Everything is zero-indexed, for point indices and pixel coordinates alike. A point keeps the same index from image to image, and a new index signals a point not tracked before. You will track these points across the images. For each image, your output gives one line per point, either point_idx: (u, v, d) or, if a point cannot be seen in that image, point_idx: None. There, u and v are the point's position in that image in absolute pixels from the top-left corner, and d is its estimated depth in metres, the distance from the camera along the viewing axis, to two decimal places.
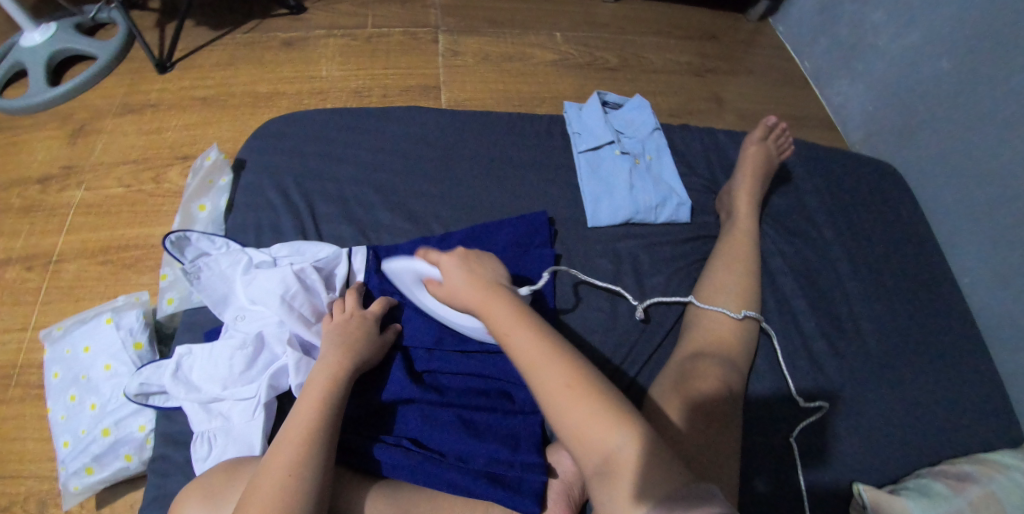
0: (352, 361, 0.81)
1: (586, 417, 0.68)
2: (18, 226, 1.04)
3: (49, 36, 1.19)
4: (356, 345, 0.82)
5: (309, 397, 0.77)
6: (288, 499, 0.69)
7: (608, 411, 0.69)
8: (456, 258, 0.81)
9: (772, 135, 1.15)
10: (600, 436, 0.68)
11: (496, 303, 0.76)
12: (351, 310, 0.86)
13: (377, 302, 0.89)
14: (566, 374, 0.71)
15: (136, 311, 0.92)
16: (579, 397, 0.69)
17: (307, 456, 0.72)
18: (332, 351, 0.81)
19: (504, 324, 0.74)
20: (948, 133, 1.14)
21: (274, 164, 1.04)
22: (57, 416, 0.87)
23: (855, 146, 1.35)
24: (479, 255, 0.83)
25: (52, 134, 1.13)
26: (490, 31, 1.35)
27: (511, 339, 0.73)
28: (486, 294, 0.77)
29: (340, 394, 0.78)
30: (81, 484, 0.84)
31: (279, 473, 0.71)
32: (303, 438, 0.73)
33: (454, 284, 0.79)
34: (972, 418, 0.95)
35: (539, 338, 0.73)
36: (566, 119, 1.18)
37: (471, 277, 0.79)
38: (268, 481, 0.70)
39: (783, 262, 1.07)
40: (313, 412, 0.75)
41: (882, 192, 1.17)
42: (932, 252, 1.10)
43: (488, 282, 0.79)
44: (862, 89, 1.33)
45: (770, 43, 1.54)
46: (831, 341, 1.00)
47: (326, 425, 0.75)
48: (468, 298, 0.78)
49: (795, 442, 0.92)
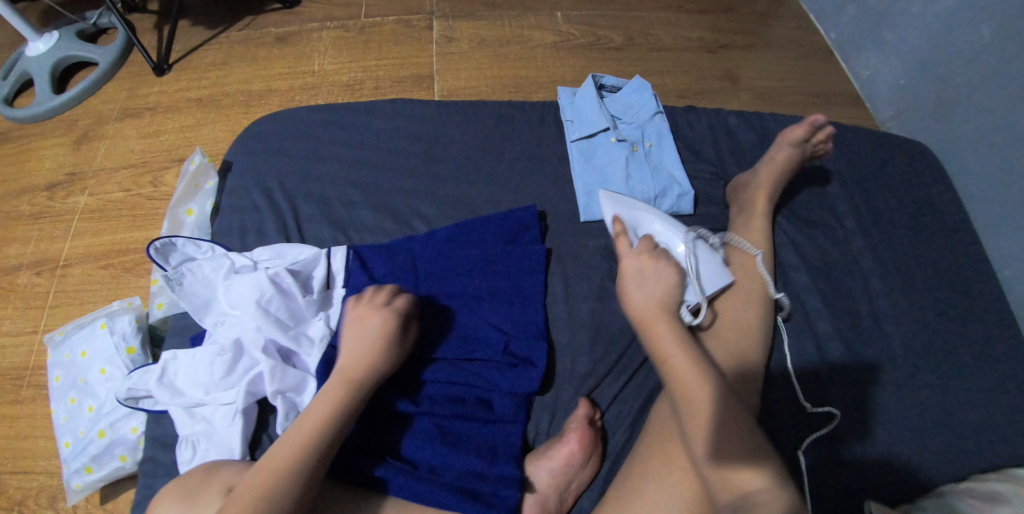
0: (368, 368, 0.78)
1: (734, 454, 0.68)
2: (29, 233, 1.08)
3: (52, 44, 1.20)
4: (372, 348, 0.79)
5: (323, 402, 0.75)
6: (268, 496, 0.68)
7: (751, 451, 0.68)
8: (634, 267, 0.86)
9: (818, 137, 1.02)
10: (743, 474, 0.67)
11: (660, 324, 0.81)
12: (382, 304, 0.83)
13: (403, 299, 0.84)
14: (717, 409, 0.72)
15: (129, 316, 0.94)
16: (728, 436, 0.70)
17: (301, 463, 0.70)
18: (354, 359, 0.79)
19: (668, 347, 0.78)
20: (990, 111, 1.04)
21: (258, 165, 1.03)
22: (59, 417, 0.91)
23: (886, 124, 1.23)
24: (660, 253, 0.87)
25: (58, 141, 1.15)
26: (488, 14, 1.28)
27: (672, 361, 0.77)
28: (657, 314, 0.82)
29: (349, 402, 0.76)
30: (82, 483, 0.88)
31: (267, 470, 0.70)
32: (305, 442, 0.72)
33: (630, 293, 0.85)
34: (1004, 425, 0.89)
35: (699, 372, 0.75)
36: (560, 107, 1.11)
37: (646, 293, 0.84)
38: (257, 473, 0.70)
39: (796, 256, 1.00)
40: (322, 416, 0.74)
41: (914, 178, 1.08)
42: (967, 243, 1.02)
43: (661, 300, 0.83)
44: (894, 60, 1.21)
45: (793, 12, 1.41)
46: (847, 342, 0.94)
47: (326, 431, 0.73)
48: (640, 312, 0.83)
49: (803, 455, 0.86)
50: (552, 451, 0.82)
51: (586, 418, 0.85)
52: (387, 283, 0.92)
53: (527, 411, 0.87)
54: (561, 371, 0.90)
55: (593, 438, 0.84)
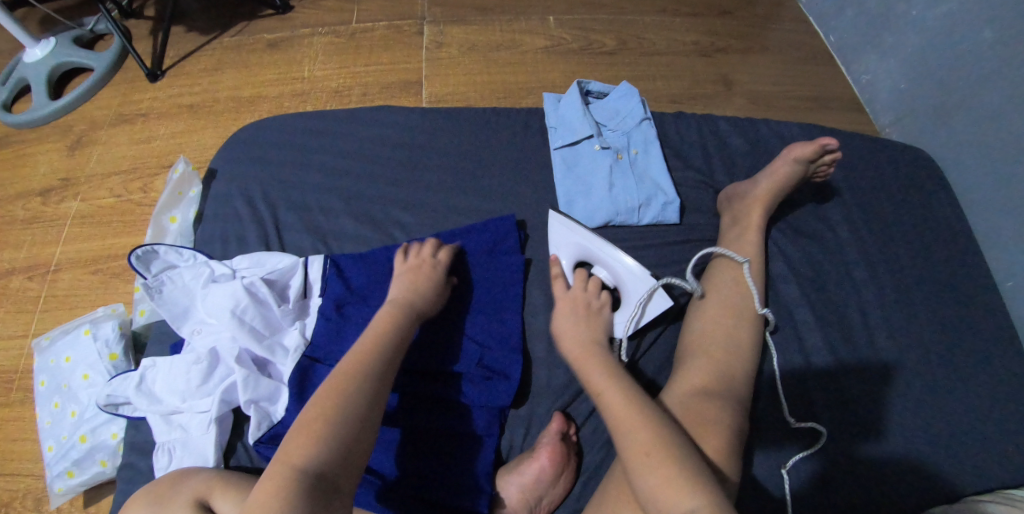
0: (419, 301, 0.84)
1: (665, 481, 0.67)
2: (22, 238, 1.10)
3: (49, 50, 1.22)
4: (424, 287, 0.85)
5: (380, 318, 0.80)
6: (348, 388, 0.70)
7: (682, 477, 0.67)
8: (564, 308, 0.87)
9: (825, 159, 0.98)
10: (676, 502, 0.66)
11: (591, 362, 0.80)
12: (427, 255, 0.90)
13: (445, 249, 0.91)
14: (648, 438, 0.71)
15: (112, 323, 0.95)
16: (659, 464, 0.69)
17: (369, 357, 0.74)
18: (402, 292, 0.84)
19: (597, 384, 0.78)
20: (991, 116, 1.00)
21: (242, 173, 1.04)
22: (43, 422, 0.92)
23: (886, 130, 1.20)
24: (591, 298, 0.88)
25: (53, 146, 1.17)
26: (478, 19, 1.28)
27: (603, 398, 0.76)
28: (587, 352, 0.82)
29: (406, 321, 0.80)
30: (64, 486, 0.89)
31: (342, 371, 0.72)
32: (370, 343, 0.76)
33: (562, 333, 0.85)
34: (1000, 444, 0.85)
35: (628, 402, 0.74)
36: (545, 113, 1.10)
37: (576, 333, 0.84)
38: (336, 372, 0.72)
39: (785, 267, 0.97)
40: (384, 324, 0.79)
41: (912, 186, 1.04)
42: (967, 254, 0.98)
43: (590, 340, 0.83)
44: (894, 63, 1.17)
45: (794, 14, 1.38)
46: (838, 357, 0.91)
47: (391, 341, 0.77)
48: (570, 353, 0.83)
49: (786, 474, 0.83)
50: (522, 467, 0.82)
51: (558, 433, 0.83)
52: (363, 293, 0.92)
53: (501, 425, 0.86)
54: (535, 384, 0.90)
55: (565, 454, 0.82)
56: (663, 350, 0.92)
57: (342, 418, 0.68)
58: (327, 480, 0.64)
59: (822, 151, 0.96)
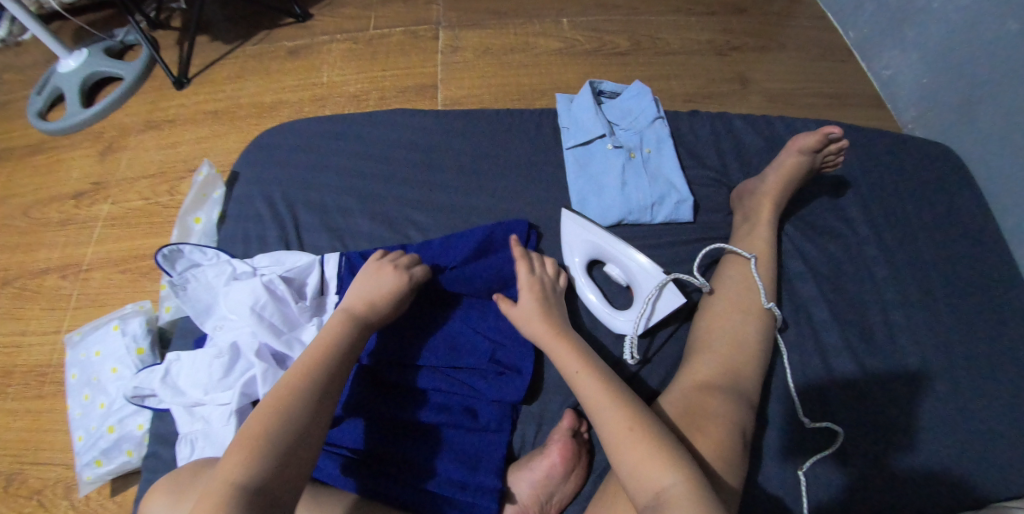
0: (374, 314, 0.82)
1: (644, 458, 0.70)
2: (56, 239, 1.15)
3: (82, 61, 1.27)
4: (382, 301, 0.83)
5: (356, 291, 0.84)
6: (288, 404, 0.72)
7: (662, 453, 0.70)
8: (530, 299, 0.85)
9: (830, 148, 0.97)
10: (657, 476, 0.69)
11: (564, 343, 0.81)
12: (401, 266, 0.87)
13: (421, 267, 0.89)
14: (625, 416, 0.73)
15: (140, 319, 0.99)
16: (639, 440, 0.71)
17: (347, 329, 0.80)
18: (362, 302, 0.82)
19: (573, 364, 0.79)
20: (1015, 110, 0.98)
21: (263, 175, 1.07)
22: (74, 413, 0.96)
23: (908, 126, 1.18)
24: (550, 308, 0.85)
25: (86, 152, 1.22)
26: (493, 23, 1.30)
27: (580, 378, 0.78)
28: (558, 334, 0.82)
29: (357, 331, 0.80)
30: (93, 475, 0.93)
31: (282, 387, 0.74)
32: (345, 316, 0.81)
33: (526, 316, 0.84)
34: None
35: (605, 383, 0.77)
36: (557, 114, 1.11)
37: (544, 316, 0.84)
38: (277, 387, 0.74)
39: (802, 265, 0.97)
40: (364, 303, 0.82)
41: (935, 182, 1.03)
42: (992, 252, 0.97)
43: (559, 323, 0.83)
44: (915, 58, 1.16)
45: (813, 11, 1.37)
46: (856, 356, 0.90)
47: (337, 352, 0.77)
48: (539, 333, 0.83)
49: (803, 475, 0.82)
50: (533, 463, 0.82)
51: (569, 430, 0.84)
52: None
53: (513, 422, 0.87)
54: (547, 382, 0.90)
55: (576, 451, 0.83)
56: (675, 347, 0.92)
57: (311, 396, 0.73)
58: (267, 495, 0.66)
59: (827, 139, 0.95)
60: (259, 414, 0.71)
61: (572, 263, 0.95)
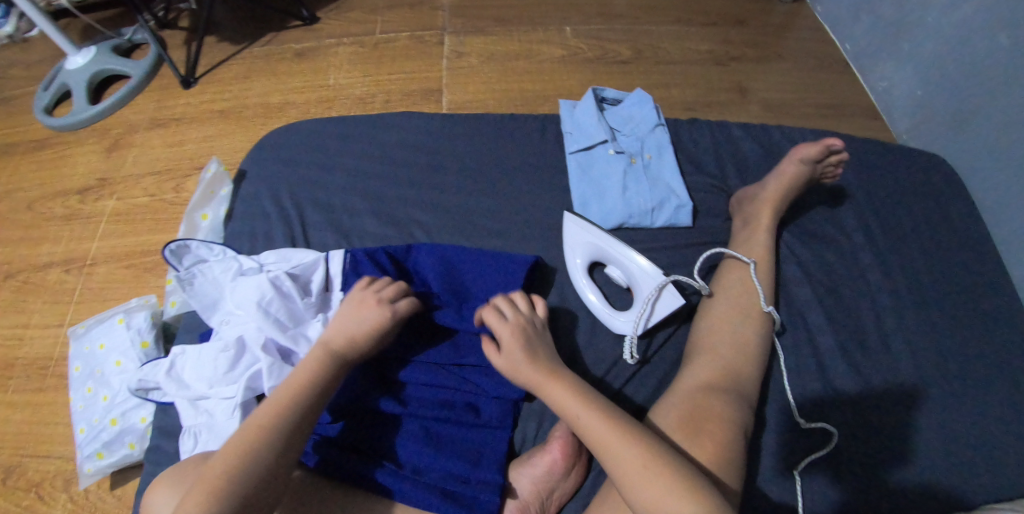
0: (353, 350, 0.82)
1: (663, 493, 0.69)
2: (60, 234, 1.15)
3: (90, 58, 1.29)
4: (363, 337, 0.82)
5: (343, 327, 0.83)
6: (254, 453, 0.72)
7: (681, 486, 0.69)
8: (515, 344, 0.81)
9: (831, 160, 1.01)
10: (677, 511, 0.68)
11: (556, 385, 0.79)
12: (385, 298, 0.85)
13: (406, 301, 0.86)
14: (637, 453, 0.72)
15: (145, 313, 1.00)
16: (654, 476, 0.70)
17: (327, 364, 0.80)
18: (345, 342, 0.82)
19: (570, 407, 0.77)
20: (1004, 123, 1.02)
21: (270, 174, 1.08)
22: (77, 405, 0.96)
23: (902, 137, 1.22)
24: (535, 353, 0.81)
25: (92, 148, 1.23)
26: (498, 30, 1.33)
27: (580, 420, 0.76)
28: (549, 376, 0.79)
29: (334, 370, 0.80)
30: (94, 467, 0.93)
31: (250, 431, 0.73)
32: (329, 351, 0.81)
33: (515, 365, 0.81)
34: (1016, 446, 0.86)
35: (608, 420, 0.75)
36: (561, 120, 1.14)
37: (533, 359, 0.81)
38: (250, 422, 0.74)
39: (798, 270, 0.99)
40: (351, 335, 0.82)
41: (927, 191, 1.06)
42: (983, 260, 1.00)
43: (549, 364, 0.81)
44: (908, 71, 1.20)
45: (809, 25, 1.41)
46: (850, 359, 0.92)
47: (310, 397, 0.77)
48: (529, 379, 0.80)
49: (798, 473, 0.84)
50: (535, 459, 0.84)
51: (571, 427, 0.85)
52: None
53: (514, 418, 0.89)
54: None
55: (577, 447, 0.84)
56: (674, 348, 0.94)
57: (279, 430, 0.74)
58: None
59: (828, 151, 0.99)
60: (226, 460, 0.71)
61: (573, 264, 0.97)
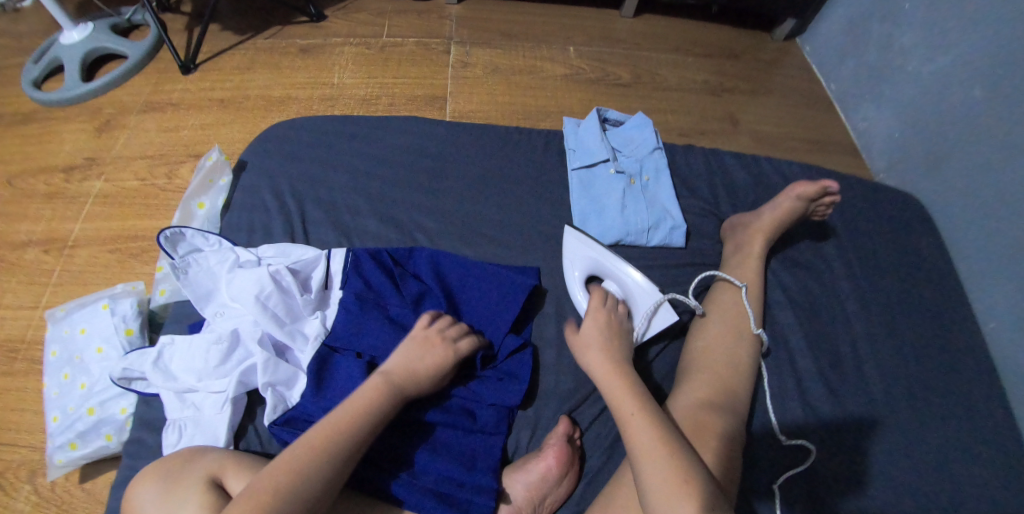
0: (411, 384, 0.82)
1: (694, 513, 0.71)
2: (41, 212, 1.11)
3: (86, 35, 1.26)
4: (425, 374, 0.83)
5: (411, 356, 0.83)
6: (312, 460, 0.72)
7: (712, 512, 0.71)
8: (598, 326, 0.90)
9: (823, 201, 1.05)
10: None
11: (623, 388, 0.82)
12: (449, 337, 0.86)
13: (467, 340, 0.87)
14: (679, 472, 0.73)
15: (131, 300, 0.97)
16: (690, 496, 0.72)
17: (392, 390, 0.80)
18: (414, 376, 0.82)
19: (629, 411, 0.80)
20: (975, 168, 1.09)
21: (272, 168, 1.07)
22: (51, 392, 0.92)
23: (880, 175, 1.29)
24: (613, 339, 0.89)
25: (81, 126, 1.20)
26: (503, 43, 1.36)
27: (634, 423, 0.79)
28: (618, 371, 0.85)
29: (393, 403, 0.79)
30: (65, 458, 0.89)
31: (309, 441, 0.73)
32: (401, 376, 0.81)
33: (591, 349, 0.88)
34: (982, 471, 0.90)
35: (659, 431, 0.77)
36: (563, 136, 1.17)
37: (609, 356, 0.86)
38: (315, 432, 0.74)
39: (783, 297, 1.04)
40: (421, 368, 0.83)
41: (904, 227, 1.12)
42: (954, 294, 1.06)
43: (625, 370, 0.85)
44: (888, 114, 1.27)
45: (797, 64, 1.49)
46: (831, 383, 0.96)
47: (372, 419, 0.77)
48: (601, 370, 0.85)
49: (778, 488, 0.88)
50: (529, 465, 0.84)
51: (565, 435, 0.87)
52: (381, 291, 0.93)
53: (509, 425, 0.89)
54: (542, 389, 0.93)
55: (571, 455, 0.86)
56: (665, 365, 0.96)
57: (340, 449, 0.74)
58: None
59: (823, 192, 1.04)
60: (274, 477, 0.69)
61: (572, 279, 0.99)
